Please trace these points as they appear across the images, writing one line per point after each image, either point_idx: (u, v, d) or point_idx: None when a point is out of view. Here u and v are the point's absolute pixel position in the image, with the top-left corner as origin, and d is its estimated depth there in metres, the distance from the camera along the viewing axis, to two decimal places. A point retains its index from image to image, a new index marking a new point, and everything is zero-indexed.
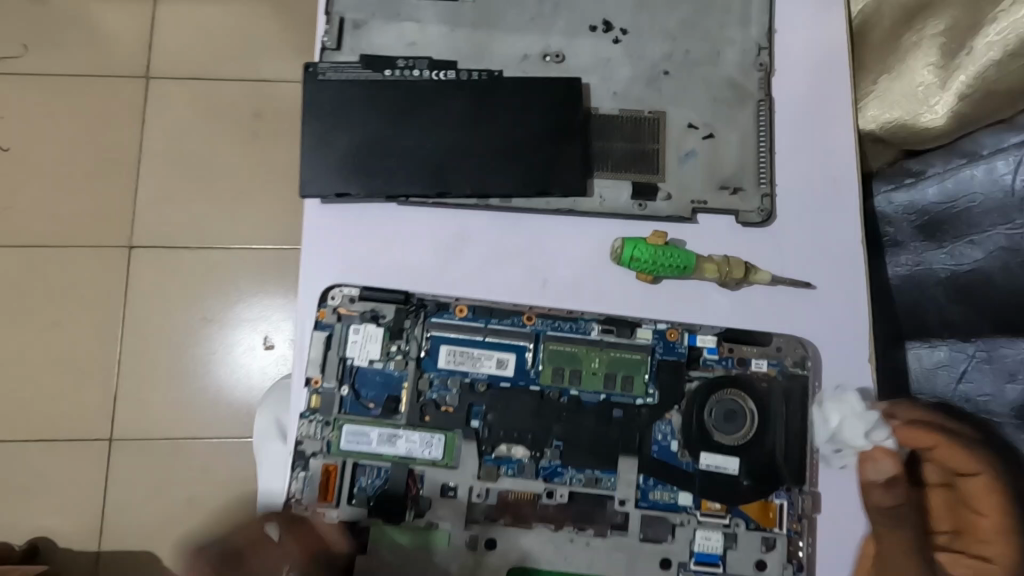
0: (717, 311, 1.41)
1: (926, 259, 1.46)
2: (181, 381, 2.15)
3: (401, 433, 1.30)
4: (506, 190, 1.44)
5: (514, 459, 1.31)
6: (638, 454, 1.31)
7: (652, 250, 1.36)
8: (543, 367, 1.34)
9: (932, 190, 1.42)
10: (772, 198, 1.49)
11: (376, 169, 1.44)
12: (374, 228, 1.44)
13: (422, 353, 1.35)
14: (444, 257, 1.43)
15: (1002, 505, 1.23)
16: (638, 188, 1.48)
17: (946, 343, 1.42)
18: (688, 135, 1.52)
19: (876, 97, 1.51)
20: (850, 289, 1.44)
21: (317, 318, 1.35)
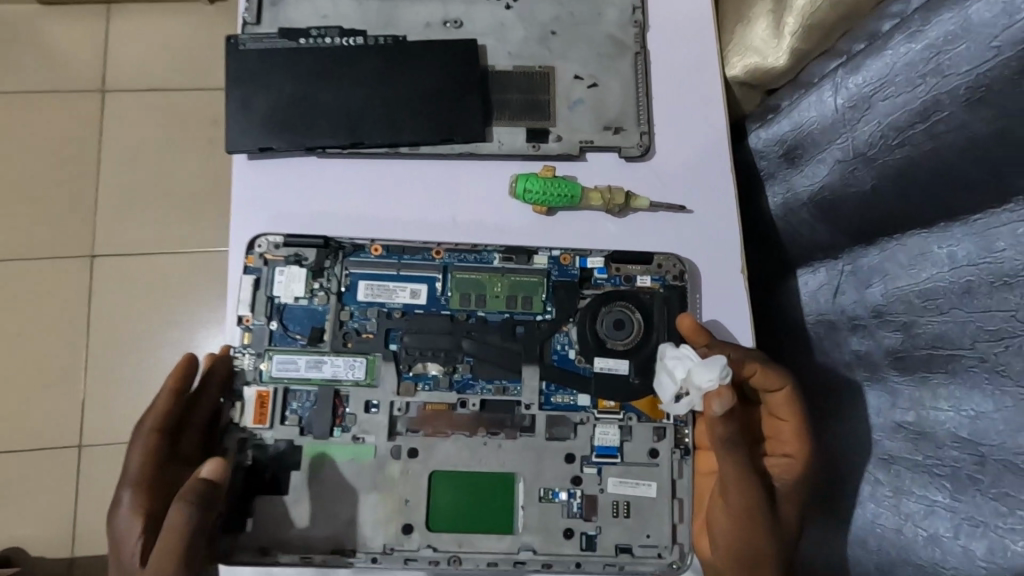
0: (604, 233, 1.68)
1: (791, 184, 1.75)
2: (147, 376, 2.41)
3: (326, 358, 1.44)
4: (414, 138, 1.64)
5: (430, 376, 1.46)
6: (539, 362, 1.48)
7: (542, 183, 1.61)
8: (452, 293, 1.51)
9: (785, 124, 1.72)
10: (651, 135, 1.75)
11: (298, 124, 1.62)
12: (298, 177, 1.63)
13: (343, 289, 1.50)
14: (363, 202, 1.63)
15: (797, 410, 1.43)
16: (532, 133, 1.71)
17: (825, 265, 1.75)
18: (576, 85, 1.76)
19: (737, 48, 1.82)
20: (716, 207, 1.73)
21: (245, 264, 1.49)
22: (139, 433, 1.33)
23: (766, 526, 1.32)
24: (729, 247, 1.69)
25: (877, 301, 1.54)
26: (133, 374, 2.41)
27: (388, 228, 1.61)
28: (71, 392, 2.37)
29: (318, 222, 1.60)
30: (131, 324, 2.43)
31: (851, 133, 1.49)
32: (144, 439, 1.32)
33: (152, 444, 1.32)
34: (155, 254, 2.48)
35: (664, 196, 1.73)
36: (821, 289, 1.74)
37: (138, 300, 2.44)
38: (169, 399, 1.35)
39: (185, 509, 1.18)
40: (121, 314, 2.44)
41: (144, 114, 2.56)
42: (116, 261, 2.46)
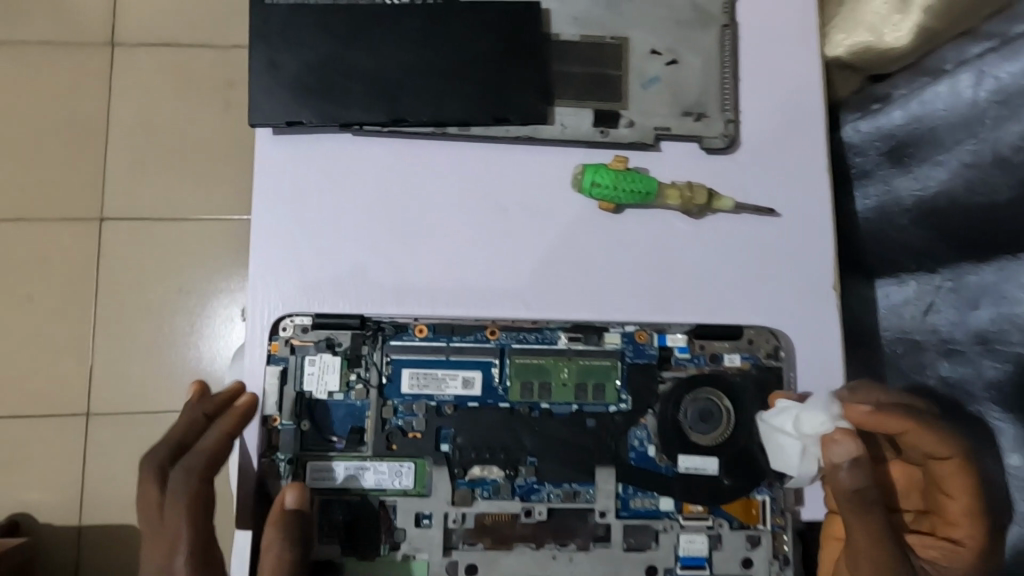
0: (681, 240, 1.40)
1: (894, 186, 1.49)
2: (159, 357, 2.14)
3: (368, 465, 1.25)
4: (463, 117, 1.37)
5: (488, 480, 1.27)
6: (615, 462, 1.29)
7: (612, 174, 1.34)
8: (511, 382, 1.30)
9: (898, 114, 1.43)
10: (737, 124, 1.44)
11: (332, 92, 1.37)
12: (332, 158, 1.40)
13: (384, 379, 1.29)
14: (396, 197, 1.39)
15: (970, 482, 1.21)
16: (599, 116, 1.42)
17: (914, 278, 1.49)
18: (652, 61, 1.45)
19: (842, 20, 1.49)
20: (814, 210, 1.44)
21: (269, 352, 1.29)
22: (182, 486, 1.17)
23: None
24: (826, 290, 1.42)
25: (983, 325, 1.31)
26: (144, 367, 2.13)
27: (416, 267, 1.35)
28: (74, 396, 2.09)
29: (331, 265, 1.35)
30: (140, 314, 2.14)
31: (993, 134, 1.22)
32: (192, 494, 1.17)
33: (199, 498, 1.17)
34: (163, 220, 2.17)
35: (749, 195, 1.43)
36: (906, 308, 1.52)
37: (144, 289, 2.16)
38: (222, 446, 1.20)
39: (292, 548, 1.14)
40: (126, 305, 2.14)
41: (135, 85, 2.21)
42: (125, 233, 2.16)
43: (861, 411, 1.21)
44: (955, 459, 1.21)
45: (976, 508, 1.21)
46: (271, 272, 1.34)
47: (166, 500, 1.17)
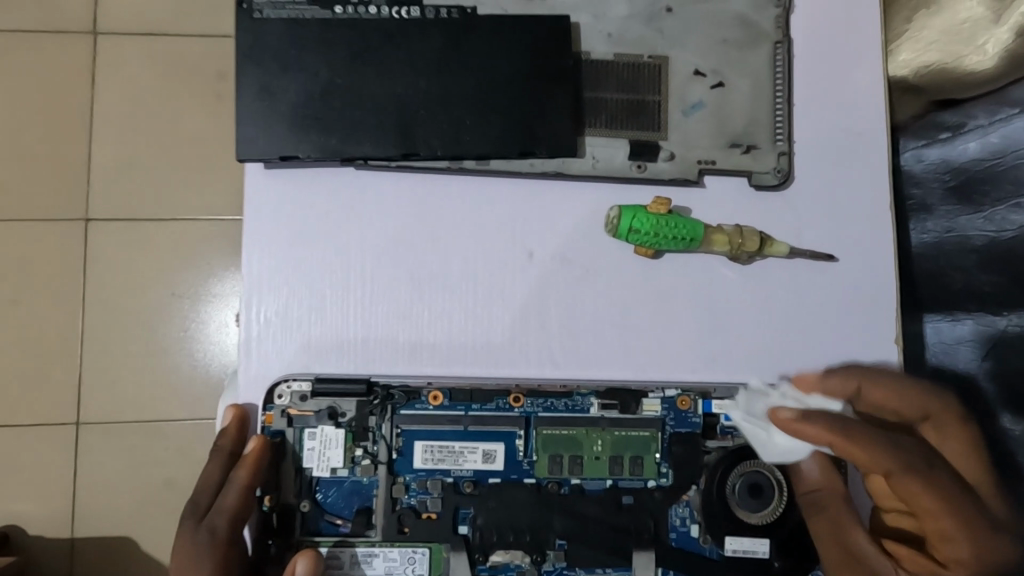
0: (724, 290, 1.27)
1: (960, 225, 1.31)
2: (143, 375, 1.82)
3: (377, 551, 1.11)
4: (483, 150, 1.22)
5: (512, 566, 1.13)
6: (654, 545, 1.15)
7: (652, 219, 1.17)
8: (537, 457, 1.15)
9: (972, 146, 1.27)
10: (789, 157, 1.28)
11: (333, 123, 1.20)
12: (335, 196, 1.24)
13: (394, 454, 1.14)
14: (409, 242, 1.24)
15: (938, 496, 1.03)
16: (636, 147, 1.26)
17: (972, 316, 1.30)
18: (695, 84, 1.29)
19: (910, 39, 1.33)
20: (874, 252, 1.29)
21: (264, 424, 1.13)
22: (205, 548, 1.04)
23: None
24: (886, 345, 1.28)
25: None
26: (144, 386, 1.82)
27: (431, 323, 1.22)
28: (38, 431, 1.77)
29: (337, 321, 1.21)
30: (139, 325, 1.82)
31: None
32: (216, 557, 1.03)
33: (226, 560, 1.04)
34: (158, 220, 1.84)
35: (803, 240, 1.28)
36: (963, 348, 1.31)
37: (140, 296, 1.83)
38: (246, 502, 1.07)
39: None
40: (119, 315, 1.82)
41: (112, 66, 1.87)
42: (117, 230, 1.83)
43: (789, 415, 1.11)
44: (897, 474, 1.04)
45: (953, 524, 1.02)
46: (269, 329, 1.20)
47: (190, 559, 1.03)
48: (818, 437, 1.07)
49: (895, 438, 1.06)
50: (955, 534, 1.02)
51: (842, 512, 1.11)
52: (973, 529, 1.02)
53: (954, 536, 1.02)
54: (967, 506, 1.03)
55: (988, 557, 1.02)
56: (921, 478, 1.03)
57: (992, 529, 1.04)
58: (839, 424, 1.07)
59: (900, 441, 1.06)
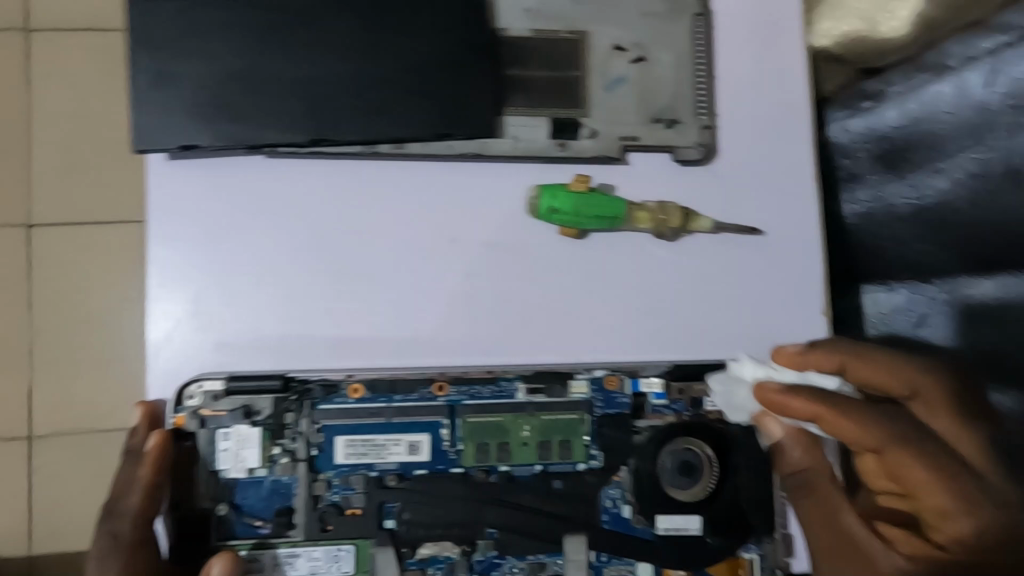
0: (654, 267, 1.24)
1: (887, 194, 1.32)
2: (90, 384, 1.72)
3: (300, 552, 1.07)
4: (399, 133, 1.17)
5: (442, 558, 1.11)
6: (587, 528, 1.13)
7: (572, 199, 1.16)
8: (464, 445, 1.12)
9: (893, 114, 1.26)
10: (713, 131, 1.26)
11: (234, 109, 1.14)
12: (244, 185, 1.18)
13: (314, 450, 1.10)
14: (327, 233, 1.19)
15: (931, 470, 1.01)
16: (557, 125, 1.23)
17: (903, 286, 1.38)
18: (616, 58, 1.26)
19: (828, 7, 1.32)
20: (800, 225, 1.29)
21: (174, 428, 1.08)
22: (111, 552, 1.01)
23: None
24: (814, 317, 1.27)
25: (986, 343, 1.21)
26: (94, 394, 1.72)
27: (353, 317, 1.17)
28: None
29: (253, 318, 1.15)
30: (89, 331, 1.73)
31: (1005, 143, 1.05)
32: (121, 560, 1.00)
33: (133, 564, 1.00)
34: (97, 222, 1.75)
35: (730, 214, 1.27)
36: (899, 317, 1.40)
37: (84, 303, 1.74)
38: (150, 503, 1.03)
39: None
40: (67, 324, 1.73)
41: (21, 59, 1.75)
42: (60, 235, 1.74)
43: (777, 393, 1.08)
44: (887, 446, 1.03)
45: (946, 495, 1.00)
46: (181, 328, 1.14)
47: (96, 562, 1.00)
48: (810, 414, 1.06)
49: (881, 408, 1.05)
50: (950, 507, 0.99)
51: (824, 485, 1.07)
52: (966, 500, 0.99)
53: (951, 510, 0.99)
54: (958, 474, 1.01)
55: (983, 530, 0.98)
56: (906, 450, 1.02)
57: (991, 501, 1.00)
58: (823, 398, 1.05)
59: (887, 412, 1.05)
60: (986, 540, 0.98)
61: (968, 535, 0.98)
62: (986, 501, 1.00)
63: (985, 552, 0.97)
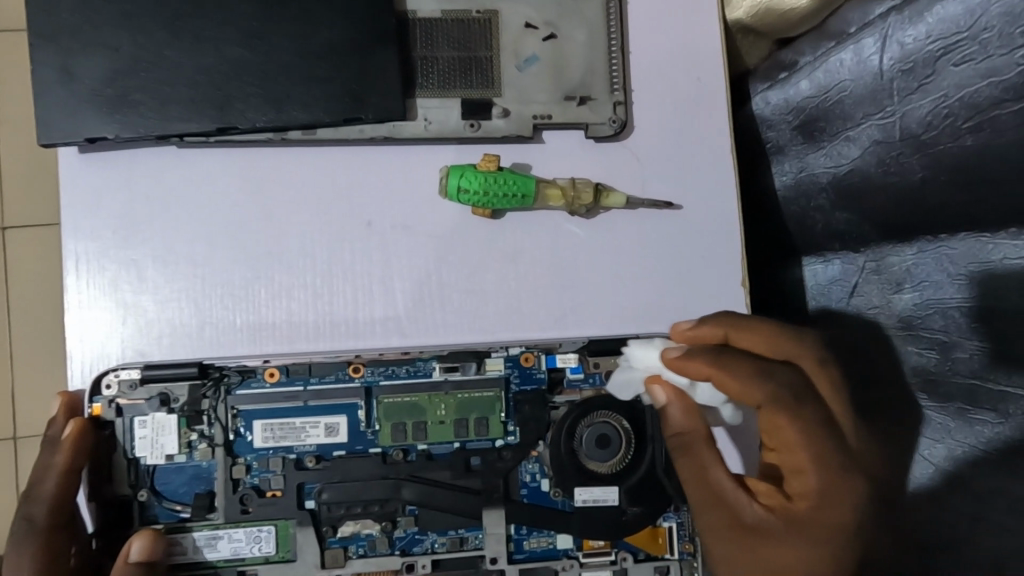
0: (569, 244, 1.26)
1: (808, 163, 1.32)
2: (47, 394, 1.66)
3: (221, 533, 1.10)
4: (307, 119, 1.18)
5: (363, 536, 1.13)
6: (505, 502, 1.16)
7: (481, 178, 1.16)
8: (380, 426, 1.14)
9: (806, 84, 1.26)
10: (626, 106, 1.27)
11: (139, 100, 1.15)
12: (157, 178, 1.19)
13: (231, 435, 1.12)
14: (242, 222, 1.20)
15: (803, 434, 1.04)
16: (469, 106, 1.23)
17: (839, 256, 1.32)
18: (527, 37, 1.26)
19: None
20: (716, 197, 1.30)
21: (91, 418, 1.09)
22: (28, 535, 1.03)
23: (756, 552, 1.01)
24: (734, 289, 1.28)
25: (905, 310, 1.14)
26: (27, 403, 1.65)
27: (271, 303, 1.20)
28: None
29: (173, 308, 1.18)
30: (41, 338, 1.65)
31: (900, 109, 1.07)
32: (38, 543, 1.03)
33: (50, 546, 1.03)
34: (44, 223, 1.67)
35: (644, 190, 1.28)
36: (834, 288, 1.34)
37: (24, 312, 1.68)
38: (66, 489, 1.05)
39: None
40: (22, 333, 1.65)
41: None
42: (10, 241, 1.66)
43: (674, 355, 1.12)
44: (766, 404, 1.06)
45: (808, 459, 1.03)
46: (102, 319, 1.17)
47: (15, 545, 1.03)
48: (705, 373, 1.09)
49: (770, 367, 1.09)
50: (807, 467, 1.03)
51: (704, 449, 1.07)
52: (825, 466, 1.02)
53: (807, 468, 1.03)
54: (825, 442, 1.04)
55: (835, 492, 1.02)
56: (787, 410, 1.05)
57: (851, 469, 1.04)
58: (719, 358, 1.09)
59: (775, 372, 1.08)
60: (838, 502, 1.02)
61: (816, 494, 1.02)
62: (847, 470, 1.03)
63: (827, 512, 1.01)
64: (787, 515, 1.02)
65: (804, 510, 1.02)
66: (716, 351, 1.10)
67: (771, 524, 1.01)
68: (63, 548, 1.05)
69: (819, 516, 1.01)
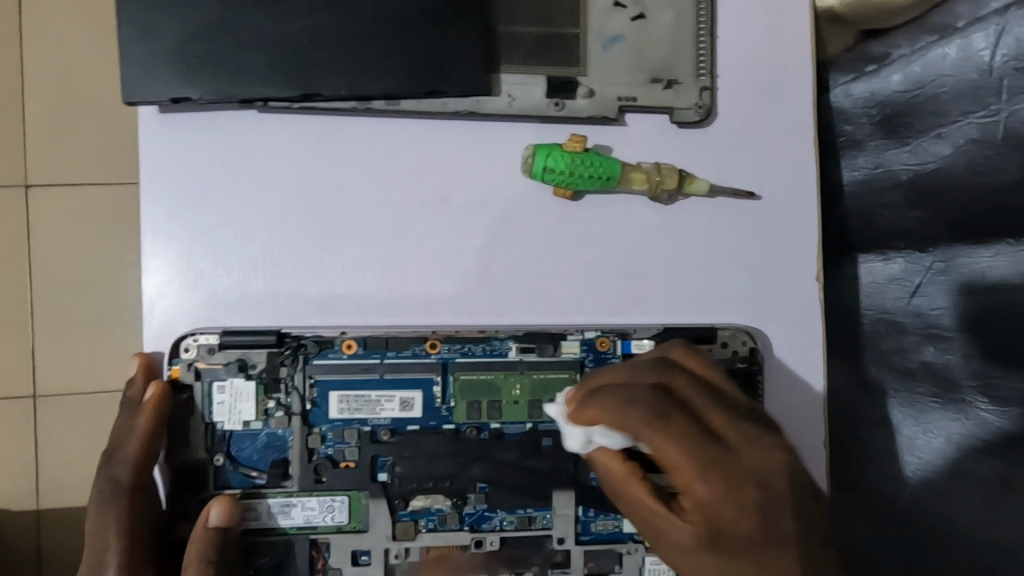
0: (646, 230, 1.23)
1: (888, 160, 1.31)
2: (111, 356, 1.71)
3: (295, 501, 1.10)
4: (390, 89, 1.15)
5: (433, 510, 1.14)
6: (574, 484, 1.16)
7: (567, 157, 1.15)
8: (456, 402, 1.15)
9: (898, 78, 1.27)
10: (712, 92, 1.24)
11: (222, 62, 1.12)
12: (233, 141, 1.17)
13: (308, 405, 1.12)
14: (315, 191, 1.18)
15: (682, 448, 0.94)
16: (554, 84, 1.21)
17: (903, 255, 1.33)
18: (615, 15, 1.23)
19: None
20: (798, 189, 1.27)
21: (170, 380, 1.09)
22: (112, 495, 1.04)
23: (697, 566, 0.95)
24: (809, 283, 1.26)
25: (974, 310, 1.26)
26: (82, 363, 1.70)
27: (342, 276, 1.17)
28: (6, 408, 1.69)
29: (245, 277, 1.16)
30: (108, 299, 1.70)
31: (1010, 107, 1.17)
32: (123, 501, 1.04)
33: (135, 505, 1.05)
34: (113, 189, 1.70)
35: (726, 178, 1.26)
36: (892, 287, 1.35)
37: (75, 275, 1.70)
38: (150, 449, 1.06)
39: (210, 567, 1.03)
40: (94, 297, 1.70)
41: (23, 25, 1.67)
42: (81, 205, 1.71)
43: (569, 412, 1.07)
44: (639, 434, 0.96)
45: (693, 475, 0.93)
46: (172, 285, 1.14)
47: (97, 505, 1.04)
48: (592, 418, 1.03)
49: (632, 395, 0.99)
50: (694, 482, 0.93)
51: (629, 483, 1.03)
52: (713, 475, 0.93)
53: (693, 484, 0.94)
54: (707, 451, 0.94)
55: (732, 499, 0.92)
56: (655, 431, 0.95)
57: (743, 474, 0.94)
58: (596, 399, 1.03)
59: (635, 399, 0.98)
60: (745, 509, 0.92)
61: (714, 506, 0.93)
62: (740, 472, 0.93)
63: (733, 520, 0.92)
64: (705, 532, 0.94)
65: (714, 526, 0.93)
66: (588, 396, 1.04)
67: (698, 542, 0.94)
68: (145, 508, 1.06)
69: (730, 526, 0.92)
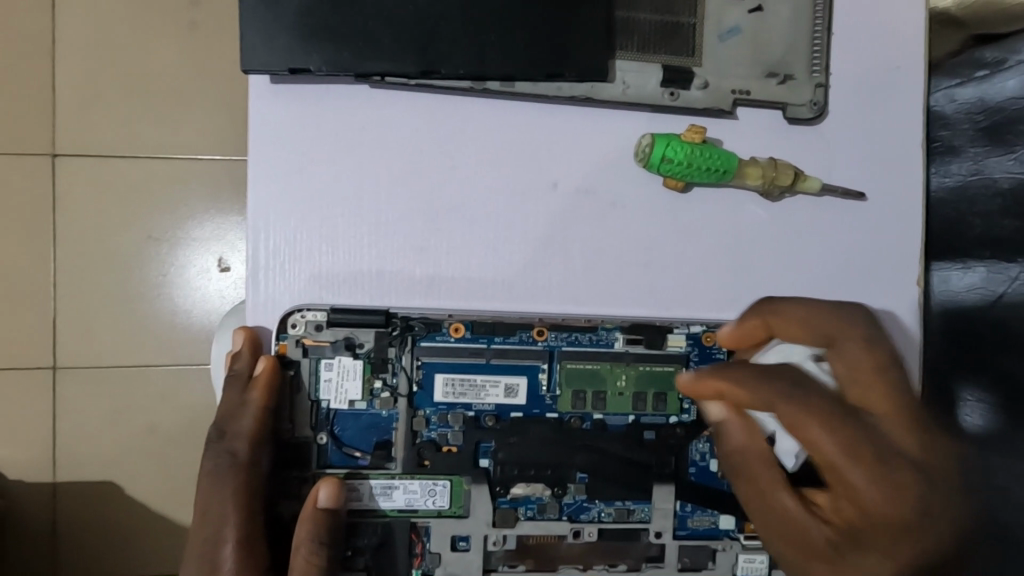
0: (752, 227, 1.22)
1: (988, 166, 1.28)
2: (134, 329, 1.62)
3: (397, 484, 1.09)
4: (508, 70, 1.13)
5: (533, 499, 1.13)
6: (674, 479, 1.16)
7: (686, 149, 1.13)
8: (560, 392, 1.14)
9: (1013, 83, 1.24)
10: (826, 89, 1.22)
11: (342, 31, 1.09)
12: (342, 115, 1.14)
13: (414, 387, 1.11)
14: (424, 170, 1.15)
15: (832, 436, 0.88)
16: (670, 73, 1.18)
17: (985, 264, 1.29)
18: (733, 7, 1.21)
19: None
20: (902, 193, 1.26)
21: (277, 356, 1.08)
22: (227, 471, 1.04)
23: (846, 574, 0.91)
24: (909, 287, 1.26)
25: None
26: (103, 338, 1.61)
27: (449, 257, 1.15)
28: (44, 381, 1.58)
29: (349, 255, 1.13)
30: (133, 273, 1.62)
31: None
32: (238, 477, 1.04)
33: (248, 481, 1.05)
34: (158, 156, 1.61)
35: (834, 177, 1.24)
36: (969, 295, 1.31)
37: (113, 241, 1.61)
38: (262, 427, 1.05)
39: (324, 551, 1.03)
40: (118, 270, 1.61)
41: None
42: (125, 173, 1.61)
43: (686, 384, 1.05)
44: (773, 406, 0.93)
45: (846, 466, 0.87)
46: (276, 258, 1.11)
47: (214, 481, 1.04)
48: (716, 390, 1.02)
49: (769, 369, 0.97)
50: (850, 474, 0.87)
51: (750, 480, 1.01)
52: (876, 470, 0.86)
53: (838, 474, 0.88)
54: (861, 440, 0.87)
55: (895, 490, 0.86)
56: (793, 408, 0.90)
57: (882, 472, 0.87)
58: (720, 372, 1.02)
59: (774, 373, 0.96)
60: (896, 497, 0.86)
61: (865, 499, 0.86)
62: (888, 454, 0.87)
63: (876, 514, 0.86)
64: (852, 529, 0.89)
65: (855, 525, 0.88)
66: (711, 372, 1.03)
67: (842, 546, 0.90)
68: (258, 486, 1.06)
69: (880, 520, 0.86)
